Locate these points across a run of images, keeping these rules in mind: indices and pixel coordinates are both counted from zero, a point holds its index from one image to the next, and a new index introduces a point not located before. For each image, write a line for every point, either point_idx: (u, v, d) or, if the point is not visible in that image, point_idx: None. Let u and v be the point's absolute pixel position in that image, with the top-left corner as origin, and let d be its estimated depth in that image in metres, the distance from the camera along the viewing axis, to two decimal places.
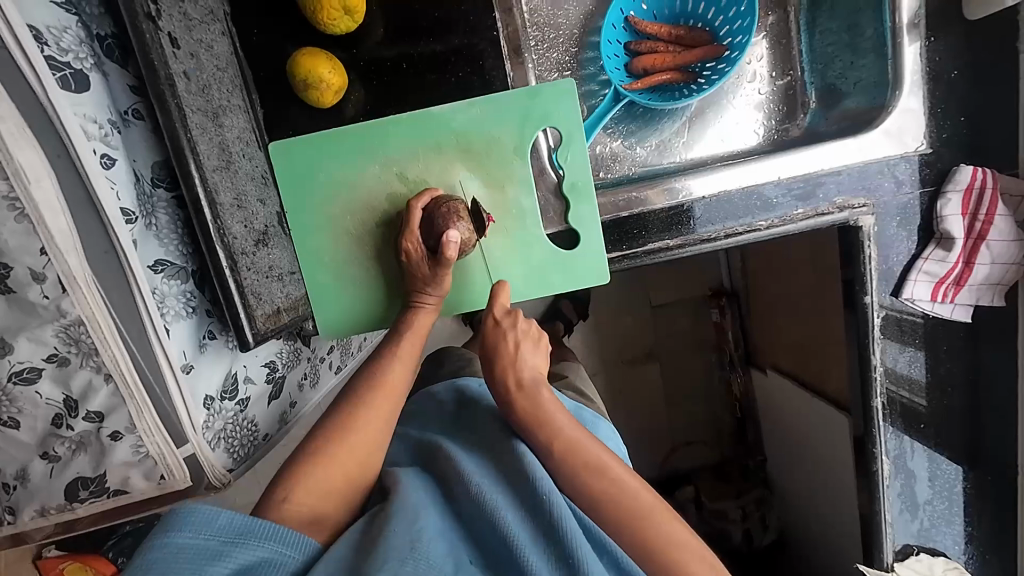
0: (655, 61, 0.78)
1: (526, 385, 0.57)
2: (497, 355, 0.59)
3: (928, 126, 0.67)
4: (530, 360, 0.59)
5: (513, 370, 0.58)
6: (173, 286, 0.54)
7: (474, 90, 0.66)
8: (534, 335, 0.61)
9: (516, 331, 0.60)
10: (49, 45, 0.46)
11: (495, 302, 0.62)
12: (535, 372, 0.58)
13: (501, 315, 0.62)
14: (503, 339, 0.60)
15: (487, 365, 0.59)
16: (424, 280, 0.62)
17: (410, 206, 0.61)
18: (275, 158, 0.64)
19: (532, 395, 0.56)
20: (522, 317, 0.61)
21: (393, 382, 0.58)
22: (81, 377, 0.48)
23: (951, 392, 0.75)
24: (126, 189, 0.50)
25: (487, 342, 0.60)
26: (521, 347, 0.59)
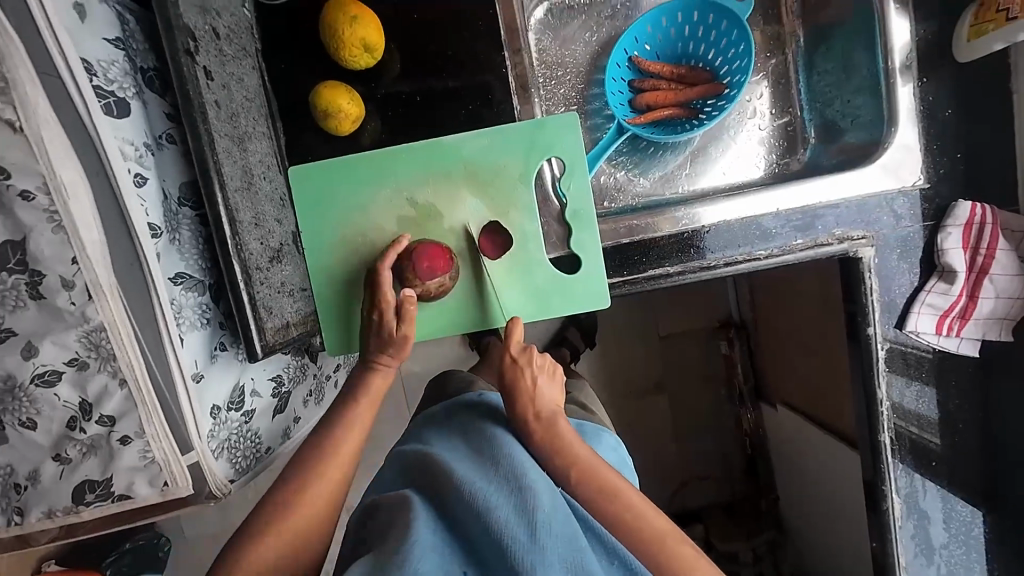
0: (658, 98, 0.82)
1: (545, 419, 0.61)
2: (515, 393, 0.62)
3: (925, 162, 0.68)
4: (547, 395, 0.62)
5: (532, 406, 0.61)
6: (190, 298, 0.57)
7: (483, 121, 0.70)
8: (550, 369, 0.64)
9: (533, 368, 0.63)
10: (98, 75, 0.50)
11: (511, 340, 0.64)
12: (552, 407, 0.62)
13: (517, 352, 0.63)
14: (521, 376, 0.62)
15: (508, 403, 0.62)
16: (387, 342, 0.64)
17: (379, 267, 0.64)
18: (294, 181, 0.68)
19: (551, 426, 0.60)
20: (538, 352, 0.64)
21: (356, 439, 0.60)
22: (98, 381, 0.51)
23: (963, 430, 0.73)
24: (154, 206, 0.54)
25: (506, 378, 0.63)
26: (539, 383, 0.62)
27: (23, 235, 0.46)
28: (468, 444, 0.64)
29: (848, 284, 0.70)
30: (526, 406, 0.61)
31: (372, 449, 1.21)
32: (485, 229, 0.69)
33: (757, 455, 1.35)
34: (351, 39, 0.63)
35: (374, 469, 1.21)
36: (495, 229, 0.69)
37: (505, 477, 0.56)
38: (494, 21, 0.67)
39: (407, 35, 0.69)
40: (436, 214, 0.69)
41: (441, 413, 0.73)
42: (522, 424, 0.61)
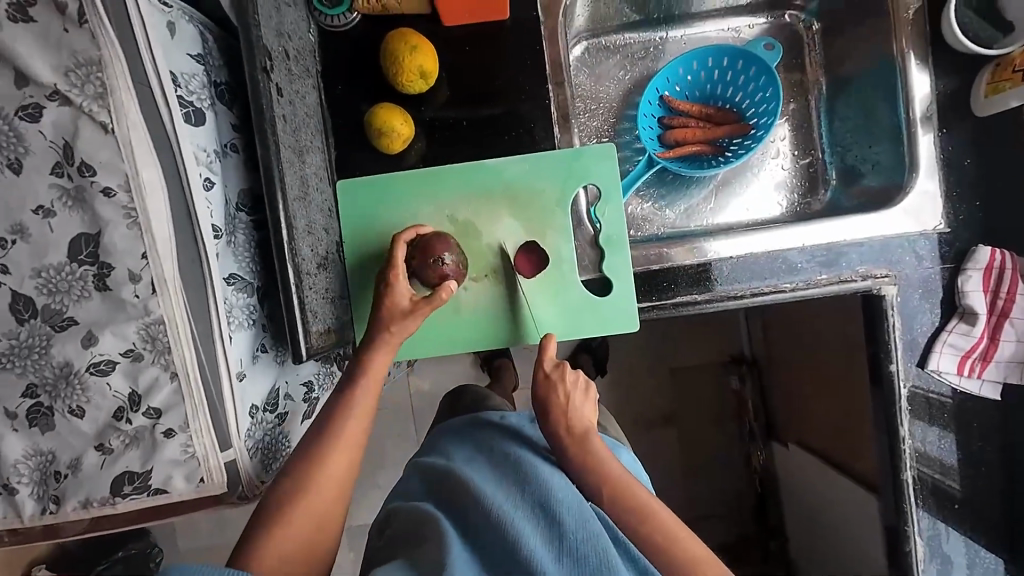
0: (686, 135, 0.86)
1: (580, 437, 0.62)
2: (550, 408, 0.63)
3: (945, 208, 0.71)
4: (581, 411, 0.63)
5: (567, 423, 0.62)
6: (240, 298, 0.59)
7: (524, 147, 0.73)
8: (583, 385, 0.65)
9: (566, 384, 0.64)
10: (181, 86, 0.54)
11: (544, 356, 0.66)
12: (587, 424, 0.62)
13: (550, 367, 0.65)
14: (555, 390, 0.64)
15: (541, 418, 0.64)
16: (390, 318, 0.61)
17: (394, 241, 0.64)
18: (341, 194, 0.71)
19: (585, 444, 0.61)
20: (570, 368, 0.66)
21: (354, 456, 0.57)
22: (150, 373, 0.52)
23: (986, 472, 0.73)
24: (218, 209, 0.57)
25: (540, 392, 0.64)
26: (573, 398, 0.64)
27: (99, 228, 0.49)
28: (492, 460, 0.65)
29: (871, 320, 0.72)
30: (560, 422, 0.63)
31: (382, 465, 1.20)
32: (521, 248, 0.72)
33: (768, 493, 1.36)
34: (409, 66, 0.68)
35: (382, 485, 1.20)
36: (531, 249, 0.71)
37: (530, 500, 0.58)
38: (540, 57, 0.72)
39: (457, 64, 0.74)
40: (474, 232, 0.71)
41: (459, 422, 0.74)
42: (554, 442, 0.63)
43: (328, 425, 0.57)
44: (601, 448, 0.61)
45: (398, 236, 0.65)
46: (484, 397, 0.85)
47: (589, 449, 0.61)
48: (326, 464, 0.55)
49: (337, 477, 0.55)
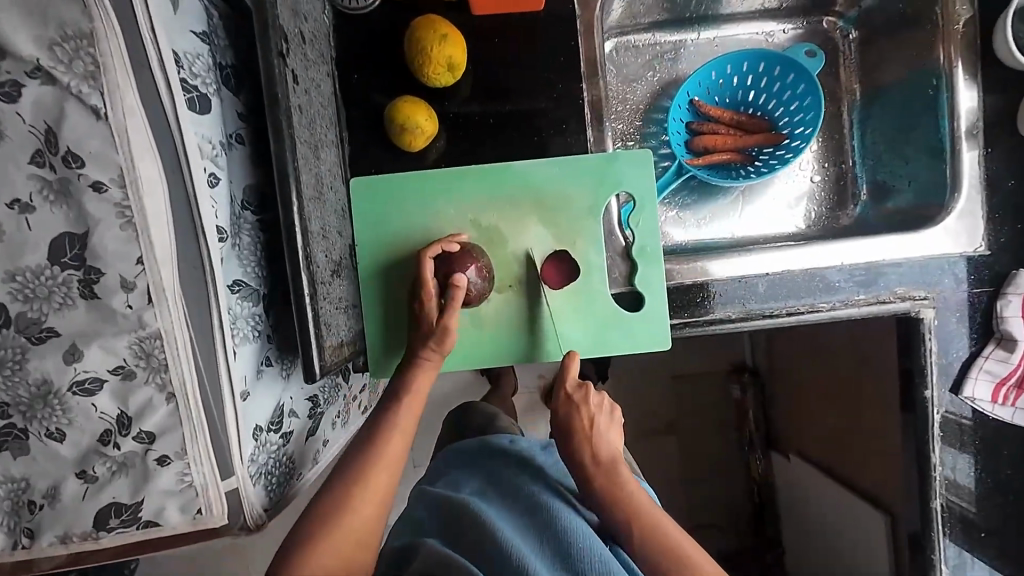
0: (716, 142, 0.82)
1: (606, 465, 0.59)
2: (573, 432, 0.61)
3: (986, 229, 0.69)
4: (606, 436, 0.61)
5: (592, 449, 0.60)
6: (245, 308, 0.53)
7: (554, 149, 0.68)
8: (607, 409, 0.63)
9: (590, 407, 0.62)
10: (184, 68, 0.48)
11: (566, 376, 0.64)
12: (613, 451, 0.60)
13: (572, 388, 0.63)
14: (577, 412, 0.62)
15: (563, 442, 0.62)
16: (427, 336, 0.59)
17: (420, 257, 0.61)
18: (355, 193, 0.66)
19: (612, 474, 0.59)
20: (594, 389, 0.63)
21: (377, 484, 0.53)
22: (143, 393, 0.46)
23: (1015, 502, 0.72)
24: (223, 208, 0.51)
25: (561, 414, 0.62)
26: (597, 422, 0.62)
27: (87, 228, 0.42)
28: (504, 496, 0.62)
29: (907, 342, 0.70)
30: (584, 447, 0.60)
31: None
32: (549, 257, 0.67)
33: (766, 503, 1.31)
34: (437, 58, 0.62)
35: None
36: (561, 258, 0.67)
37: (548, 537, 0.55)
38: (575, 53, 0.67)
39: (486, 56, 0.68)
40: (500, 238, 0.66)
41: (468, 452, 0.72)
42: (580, 471, 0.60)
43: (365, 449, 0.55)
44: (628, 479, 0.59)
45: (423, 250, 0.62)
46: (494, 418, 0.82)
47: (618, 479, 0.59)
48: (360, 499, 0.52)
49: (372, 507, 0.52)
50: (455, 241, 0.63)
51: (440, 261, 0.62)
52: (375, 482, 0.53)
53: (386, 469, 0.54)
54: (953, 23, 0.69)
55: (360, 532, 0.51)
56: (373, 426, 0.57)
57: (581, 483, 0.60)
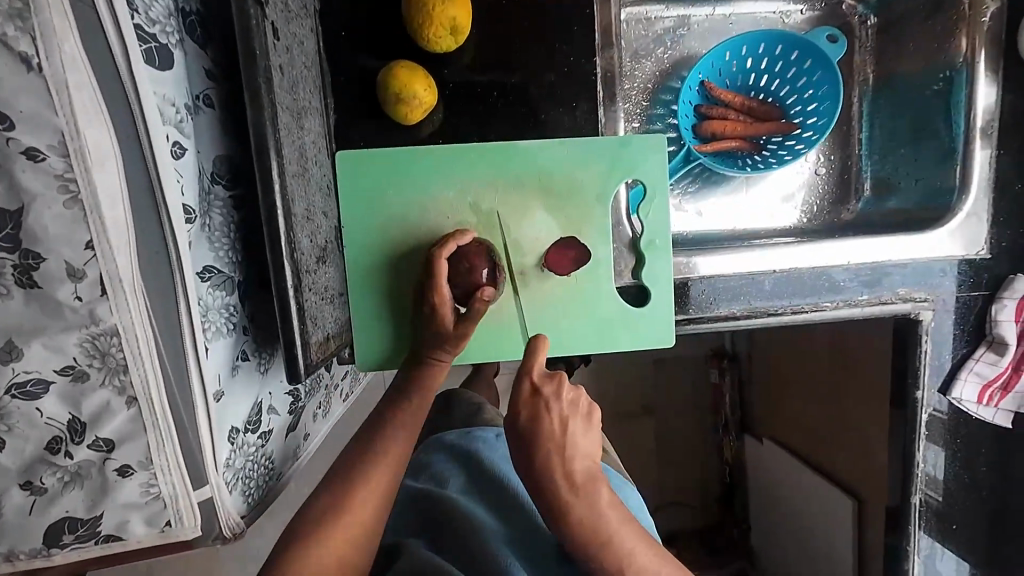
0: (725, 128, 0.78)
1: (580, 485, 0.49)
2: (540, 443, 0.49)
3: (988, 233, 0.69)
4: (582, 446, 0.50)
5: (564, 464, 0.49)
6: (217, 298, 0.47)
7: (562, 129, 0.63)
8: (583, 411, 0.51)
9: (561, 406, 0.50)
10: (139, 12, 0.40)
11: (532, 364, 0.51)
12: (586, 465, 0.49)
13: (540, 380, 0.50)
14: (546, 415, 0.49)
15: (529, 454, 0.49)
16: (443, 337, 0.54)
17: (436, 255, 0.55)
18: (342, 167, 0.59)
19: (588, 497, 0.49)
20: (566, 381, 0.51)
21: (368, 493, 0.49)
22: (98, 397, 0.40)
23: (984, 496, 0.75)
24: (190, 183, 0.44)
25: (525, 415, 0.49)
26: (569, 427, 0.50)
27: (21, 204, 0.35)
28: (494, 503, 0.61)
29: (904, 343, 0.71)
30: (556, 462, 0.49)
31: None
32: (554, 246, 0.61)
33: (737, 484, 1.28)
34: (440, 17, 0.56)
35: None
36: (567, 245, 0.61)
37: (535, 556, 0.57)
38: (590, 23, 0.61)
39: (491, 22, 0.62)
40: (502, 224, 0.61)
41: (452, 446, 0.68)
42: (547, 492, 0.49)
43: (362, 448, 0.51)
44: (605, 510, 0.49)
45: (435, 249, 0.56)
46: (478, 408, 0.77)
47: (594, 507, 0.49)
48: (355, 501, 0.48)
49: (371, 505, 0.49)
50: (470, 240, 0.58)
51: (457, 261, 0.56)
52: (372, 487, 0.49)
53: (386, 473, 0.50)
54: (980, 14, 0.67)
55: (361, 535, 0.48)
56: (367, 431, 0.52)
57: (553, 509, 0.49)
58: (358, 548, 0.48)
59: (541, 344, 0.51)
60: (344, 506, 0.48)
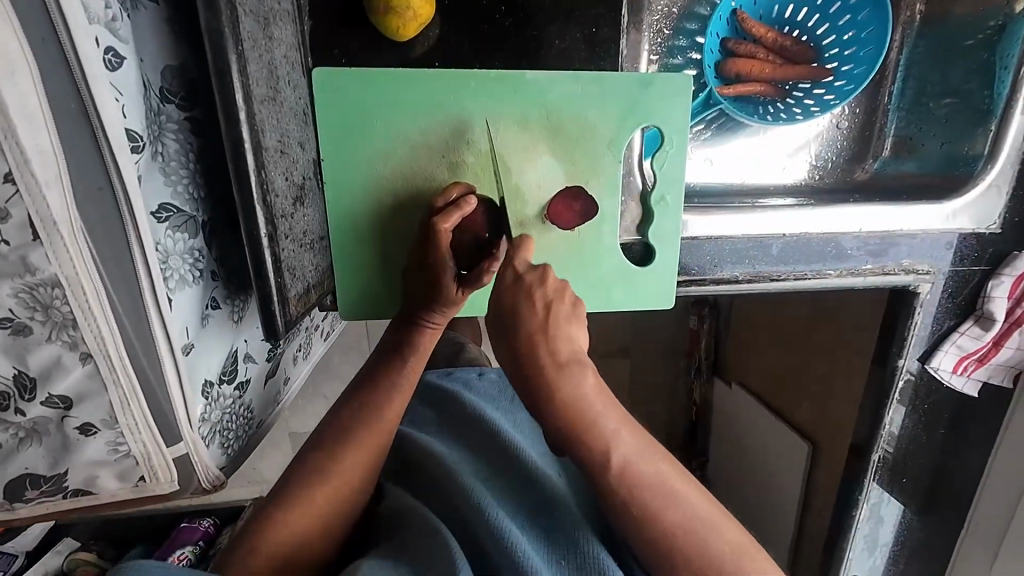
0: (752, 68, 0.70)
1: (564, 362, 0.45)
2: (522, 323, 0.45)
3: (1004, 208, 0.67)
4: (565, 329, 0.46)
5: (544, 345, 0.45)
6: (178, 241, 0.41)
7: (577, 59, 0.56)
8: (568, 299, 0.47)
9: (545, 291, 0.46)
10: None
11: (516, 257, 0.48)
12: (573, 347, 0.46)
13: (523, 269, 0.47)
14: (528, 299, 0.46)
15: (511, 338, 0.46)
16: (439, 303, 0.51)
17: (440, 227, 0.49)
18: (318, 88, 0.51)
19: (572, 376, 0.44)
20: (554, 273, 0.48)
21: (352, 450, 0.47)
22: (46, 352, 0.35)
23: (936, 454, 0.81)
24: (133, 103, 0.36)
25: (504, 300, 0.46)
26: (553, 313, 0.46)
27: None
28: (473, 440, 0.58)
29: (896, 312, 0.71)
30: (536, 341, 0.45)
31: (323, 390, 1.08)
32: (559, 195, 0.56)
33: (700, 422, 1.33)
34: None
35: None
36: (574, 197, 0.56)
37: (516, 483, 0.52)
38: None
39: None
40: (501, 167, 0.54)
41: (433, 386, 0.65)
42: (529, 377, 0.45)
43: (355, 400, 0.50)
44: (585, 388, 0.44)
45: (438, 217, 0.49)
46: (460, 346, 0.74)
47: (577, 388, 0.44)
48: (347, 452, 0.47)
49: (358, 460, 0.47)
50: (475, 208, 0.51)
51: (460, 232, 0.52)
52: (355, 443, 0.48)
53: (373, 427, 0.48)
54: None
55: (351, 484, 0.47)
56: (356, 392, 0.50)
57: None
58: (343, 499, 0.47)
59: (526, 243, 0.48)
60: (335, 458, 0.47)
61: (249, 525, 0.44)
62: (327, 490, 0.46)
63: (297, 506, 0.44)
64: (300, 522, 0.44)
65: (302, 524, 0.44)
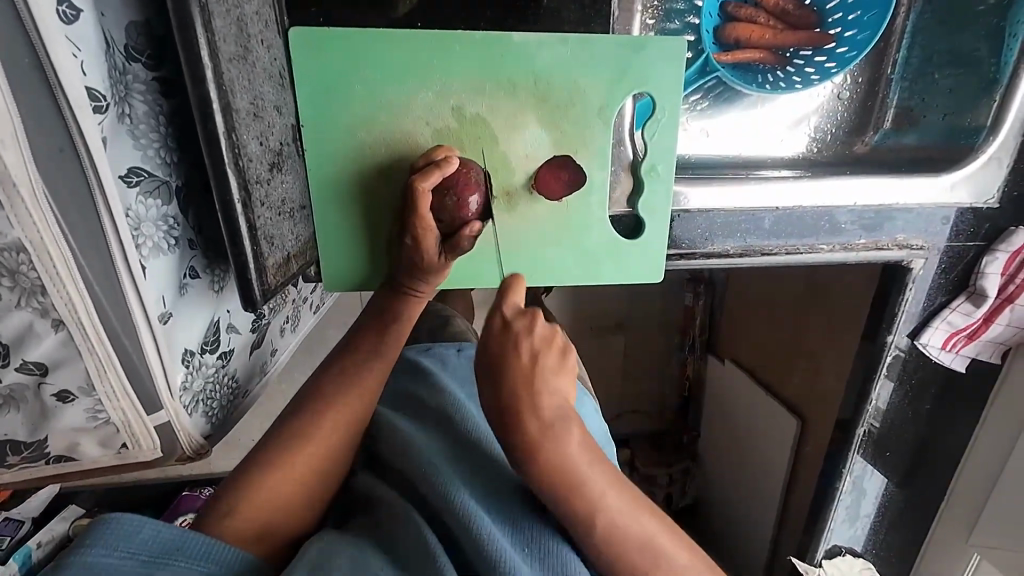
0: (751, 33, 0.67)
1: (549, 425, 0.41)
2: (506, 383, 0.41)
3: (1003, 181, 0.66)
4: (552, 384, 0.42)
5: (529, 402, 0.41)
6: (151, 207, 0.40)
7: (567, 22, 0.53)
8: (557, 346, 0.43)
9: (532, 341, 0.42)
10: None
11: (506, 300, 0.43)
12: (562, 407, 0.42)
13: (511, 315, 0.43)
14: (515, 355, 0.41)
15: (493, 390, 0.42)
16: (422, 270, 0.50)
17: (417, 188, 0.47)
18: (296, 48, 0.49)
19: (558, 438, 0.41)
20: (544, 319, 0.43)
21: (336, 421, 0.48)
22: (16, 318, 0.35)
23: (917, 428, 0.82)
24: (94, 60, 0.35)
25: (490, 351, 0.42)
26: (540, 366, 0.42)
27: None
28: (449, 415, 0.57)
29: (888, 287, 0.71)
30: (524, 407, 0.41)
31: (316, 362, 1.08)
32: (547, 164, 0.54)
33: (693, 397, 1.34)
34: None
35: None
36: (561, 166, 0.55)
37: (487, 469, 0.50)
38: None
39: None
40: (487, 135, 0.53)
41: (411, 362, 0.63)
42: (511, 423, 0.41)
43: (335, 371, 0.49)
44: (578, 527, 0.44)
45: (417, 179, 0.47)
46: (445, 318, 0.74)
47: (562, 447, 0.41)
48: (325, 421, 0.47)
49: (336, 432, 0.47)
50: (458, 167, 0.49)
51: (443, 192, 0.49)
52: (334, 415, 0.48)
53: (355, 397, 0.49)
54: None
55: (332, 450, 0.47)
56: (334, 367, 0.50)
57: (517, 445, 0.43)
58: (323, 470, 0.47)
59: (517, 282, 0.44)
60: (313, 428, 0.47)
61: (226, 490, 0.44)
62: (307, 459, 0.46)
63: (278, 472, 0.45)
64: (281, 487, 0.44)
65: (282, 491, 0.44)
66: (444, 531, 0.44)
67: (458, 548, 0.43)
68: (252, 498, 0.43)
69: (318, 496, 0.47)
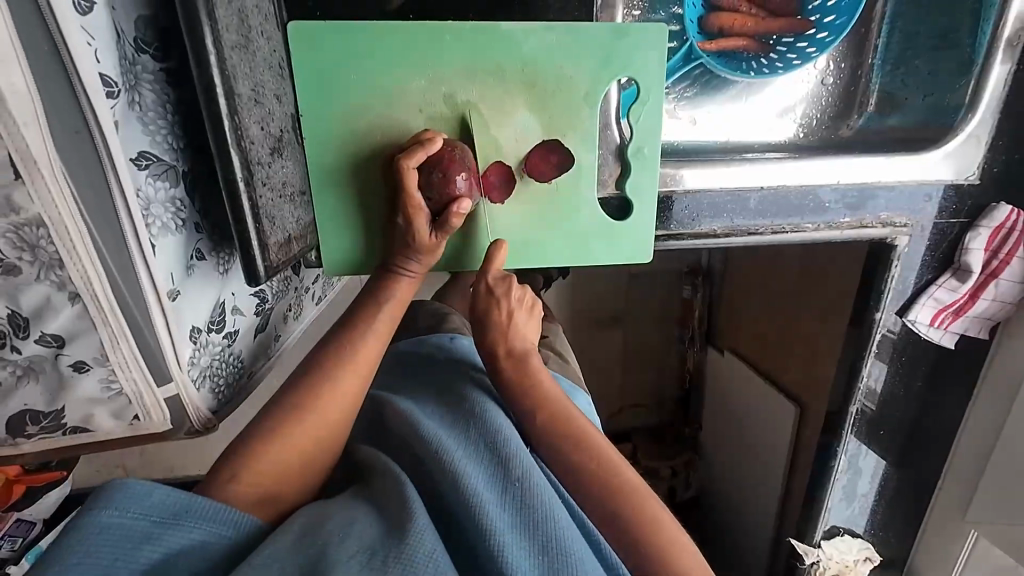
0: (735, 22, 0.70)
1: (516, 353, 0.57)
2: (488, 329, 0.57)
3: (982, 160, 0.68)
4: (523, 331, 0.58)
5: (504, 341, 0.57)
6: (159, 188, 0.43)
7: (552, 10, 0.56)
8: (527, 305, 0.59)
9: (509, 300, 0.58)
10: None
11: (490, 267, 0.56)
12: (528, 343, 0.58)
13: (494, 280, 0.57)
14: (496, 308, 0.57)
15: (477, 327, 0.59)
16: (415, 248, 0.53)
17: (403, 166, 0.50)
18: (294, 41, 0.52)
19: (523, 359, 0.57)
20: (516, 284, 0.58)
21: (337, 395, 0.50)
22: (36, 292, 0.37)
23: (911, 406, 0.83)
24: (107, 50, 0.37)
25: (478, 308, 0.58)
26: (514, 317, 0.58)
27: None
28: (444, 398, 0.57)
29: (875, 265, 0.73)
30: (500, 341, 0.57)
31: None
32: (536, 148, 0.57)
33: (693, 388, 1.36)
34: None
35: None
36: (549, 149, 0.57)
37: None
38: None
39: None
40: (478, 120, 0.55)
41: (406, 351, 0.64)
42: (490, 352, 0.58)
43: (334, 348, 0.51)
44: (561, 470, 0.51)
45: (403, 156, 0.50)
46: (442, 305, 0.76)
47: (528, 368, 0.56)
48: (325, 395, 0.49)
49: (336, 406, 0.50)
50: (443, 146, 0.52)
51: (429, 170, 0.51)
52: (334, 390, 0.50)
53: (355, 373, 0.51)
54: None
55: (332, 424, 0.49)
56: (332, 345, 0.51)
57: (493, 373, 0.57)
58: (323, 444, 0.49)
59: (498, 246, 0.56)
60: (313, 402, 0.49)
61: (230, 461, 0.46)
62: (309, 431, 0.48)
63: (281, 444, 0.47)
64: (284, 458, 0.46)
65: (284, 462, 0.46)
66: (440, 498, 0.46)
67: (453, 511, 0.44)
68: (252, 466, 0.45)
69: (318, 470, 0.49)
